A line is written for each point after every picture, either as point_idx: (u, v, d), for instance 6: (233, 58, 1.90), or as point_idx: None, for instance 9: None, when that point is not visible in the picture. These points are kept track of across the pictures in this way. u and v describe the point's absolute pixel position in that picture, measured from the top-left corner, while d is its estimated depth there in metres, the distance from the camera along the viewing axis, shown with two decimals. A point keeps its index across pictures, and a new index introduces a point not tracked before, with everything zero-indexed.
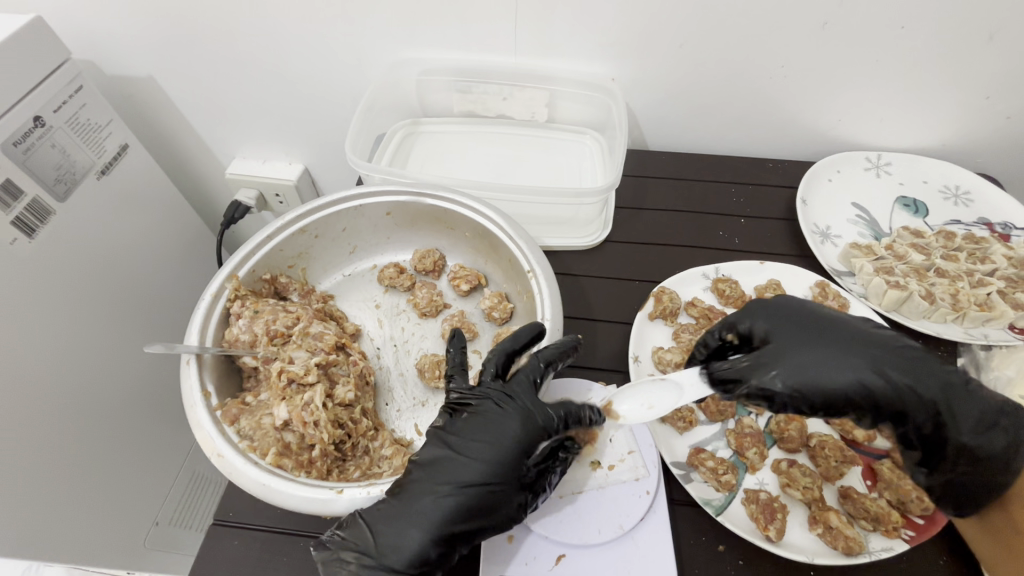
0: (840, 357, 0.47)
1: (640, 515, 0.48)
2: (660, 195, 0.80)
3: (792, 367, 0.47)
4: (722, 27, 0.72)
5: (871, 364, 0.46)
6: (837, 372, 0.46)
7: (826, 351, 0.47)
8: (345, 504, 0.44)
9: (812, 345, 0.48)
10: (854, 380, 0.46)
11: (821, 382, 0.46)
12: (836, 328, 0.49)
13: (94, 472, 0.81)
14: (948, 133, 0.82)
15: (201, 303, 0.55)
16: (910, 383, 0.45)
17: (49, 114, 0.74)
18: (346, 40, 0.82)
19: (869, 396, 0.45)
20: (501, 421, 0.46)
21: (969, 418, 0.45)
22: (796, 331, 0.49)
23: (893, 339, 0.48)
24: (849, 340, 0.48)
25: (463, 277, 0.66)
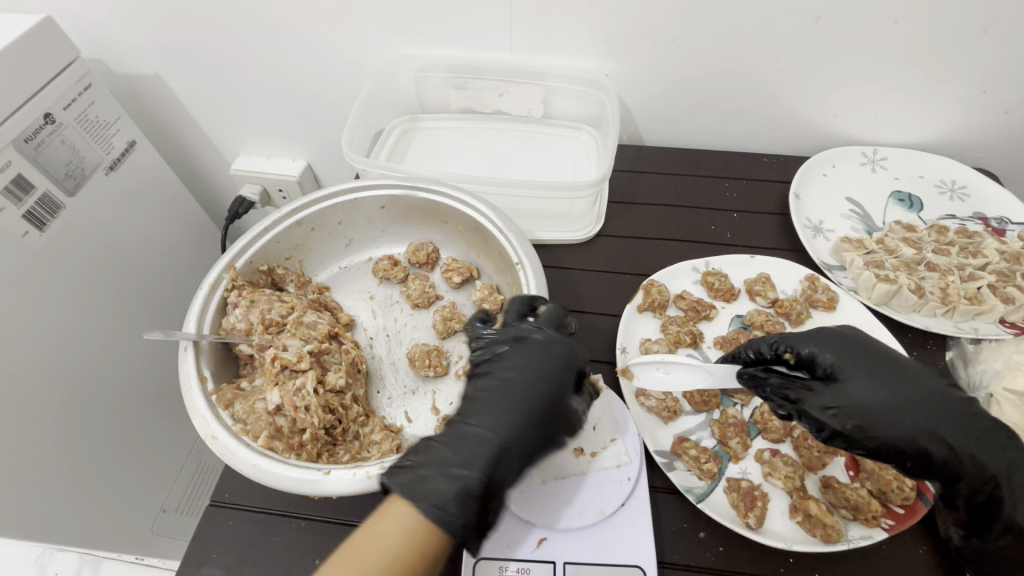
0: (902, 404, 0.47)
1: (621, 501, 0.49)
2: (653, 190, 0.81)
3: (853, 408, 0.47)
4: (715, 22, 0.73)
5: (933, 418, 0.47)
6: (893, 416, 0.47)
7: (893, 398, 0.48)
8: (331, 485, 0.45)
9: (877, 389, 0.48)
10: (913, 431, 0.47)
11: (880, 429, 0.47)
12: (905, 373, 0.49)
13: (103, 458, 0.84)
14: (945, 126, 0.81)
15: (199, 294, 0.57)
16: (975, 452, 0.47)
17: (59, 112, 0.77)
18: (345, 37, 0.84)
19: (925, 446, 0.47)
20: (523, 364, 0.49)
21: None
22: (867, 372, 0.49)
23: (962, 404, 0.48)
24: (913, 387, 0.48)
25: (455, 269, 0.67)
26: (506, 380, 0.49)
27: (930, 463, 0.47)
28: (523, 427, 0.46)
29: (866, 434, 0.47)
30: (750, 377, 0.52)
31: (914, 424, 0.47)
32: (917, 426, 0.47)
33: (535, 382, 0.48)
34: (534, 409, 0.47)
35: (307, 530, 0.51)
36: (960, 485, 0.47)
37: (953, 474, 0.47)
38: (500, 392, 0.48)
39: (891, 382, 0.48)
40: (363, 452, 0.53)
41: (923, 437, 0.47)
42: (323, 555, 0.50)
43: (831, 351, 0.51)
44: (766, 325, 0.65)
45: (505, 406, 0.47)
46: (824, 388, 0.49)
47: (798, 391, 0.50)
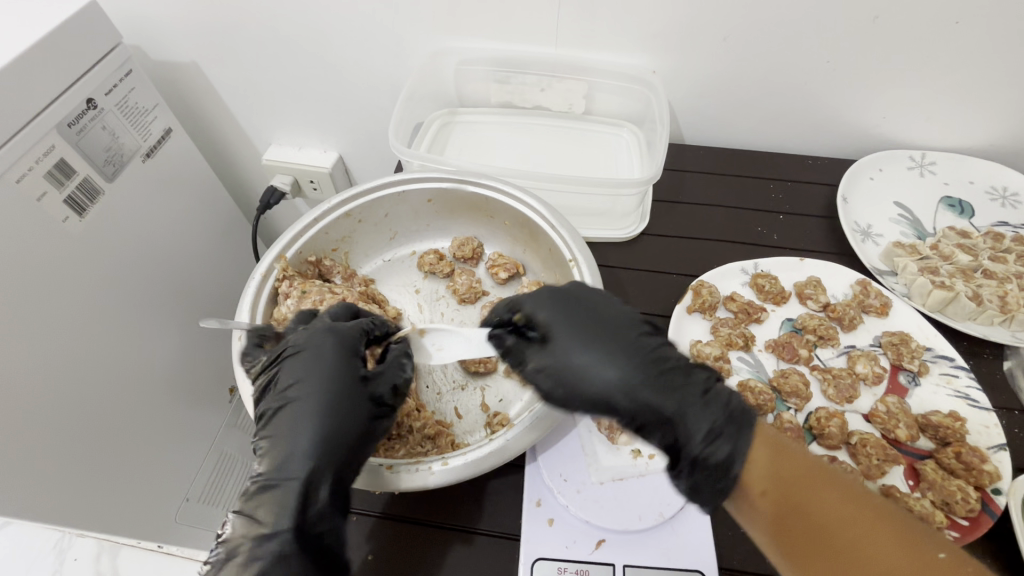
0: (628, 378, 0.45)
1: (681, 504, 0.48)
2: (698, 190, 0.80)
3: (552, 370, 0.46)
4: (768, 19, 0.71)
5: (710, 409, 0.43)
6: (653, 399, 0.44)
7: (619, 372, 0.45)
8: (393, 480, 0.45)
9: (579, 357, 0.46)
10: (674, 412, 0.44)
11: (627, 400, 0.44)
12: (629, 347, 0.46)
13: (132, 445, 0.83)
14: (997, 132, 0.80)
15: (251, 283, 0.56)
16: (632, 396, 0.44)
17: (101, 97, 0.77)
18: (387, 29, 0.83)
19: (686, 436, 0.43)
20: (301, 366, 0.47)
21: (700, 433, 0.42)
22: (569, 330, 0.47)
23: (646, 346, 0.46)
24: (630, 362, 0.45)
25: (501, 265, 0.67)
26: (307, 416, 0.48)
27: (699, 465, 0.42)
28: (341, 417, 0.45)
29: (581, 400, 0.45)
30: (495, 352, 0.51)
31: (681, 405, 0.44)
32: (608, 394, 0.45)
33: (336, 373, 0.47)
34: (346, 402, 0.46)
35: (357, 525, 0.49)
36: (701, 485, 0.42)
37: (721, 474, 0.41)
38: (304, 381, 0.46)
39: (625, 357, 0.45)
40: (416, 446, 0.52)
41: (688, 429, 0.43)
42: (375, 550, 0.47)
43: (549, 313, 0.48)
44: (818, 329, 0.63)
45: (301, 402, 0.45)
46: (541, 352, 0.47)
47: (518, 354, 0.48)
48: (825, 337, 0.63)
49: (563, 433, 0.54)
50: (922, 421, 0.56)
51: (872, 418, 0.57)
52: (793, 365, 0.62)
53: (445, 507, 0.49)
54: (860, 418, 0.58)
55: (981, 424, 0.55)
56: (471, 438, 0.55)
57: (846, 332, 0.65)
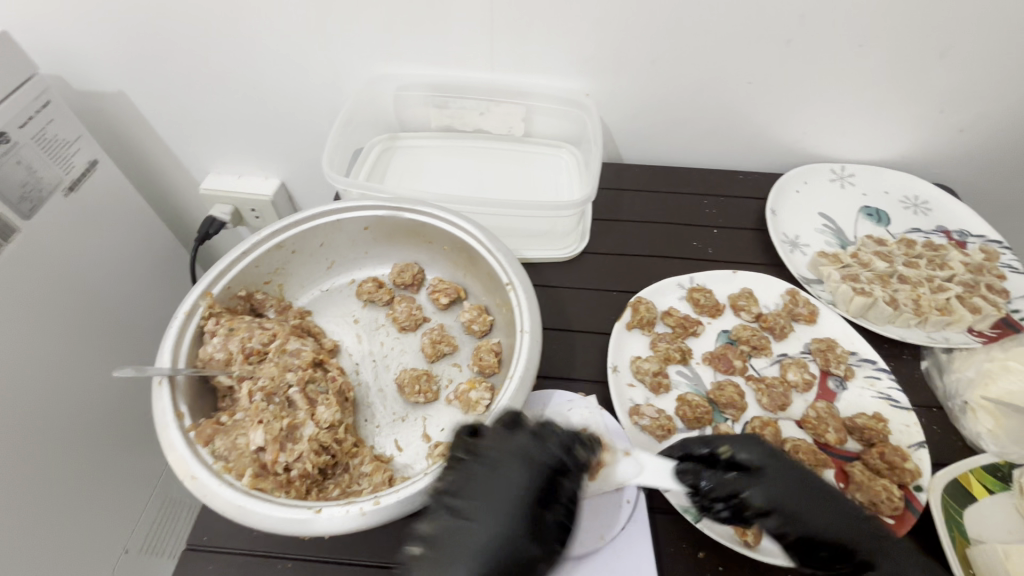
0: (790, 513, 0.44)
1: (620, 525, 0.50)
2: (635, 207, 0.82)
3: (762, 501, 0.45)
4: (692, 43, 0.75)
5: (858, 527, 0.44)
6: (801, 519, 0.44)
7: (806, 502, 0.44)
8: (324, 523, 0.43)
9: (780, 497, 0.44)
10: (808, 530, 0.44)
11: (795, 526, 0.44)
12: (823, 493, 0.45)
13: (66, 498, 0.78)
14: (906, 145, 0.86)
15: (174, 323, 0.54)
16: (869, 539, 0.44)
17: (15, 130, 0.72)
18: (322, 56, 0.82)
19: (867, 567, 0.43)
20: (498, 480, 0.42)
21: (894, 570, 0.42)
22: (790, 484, 0.45)
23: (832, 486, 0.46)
24: (829, 506, 0.45)
25: (442, 290, 0.66)
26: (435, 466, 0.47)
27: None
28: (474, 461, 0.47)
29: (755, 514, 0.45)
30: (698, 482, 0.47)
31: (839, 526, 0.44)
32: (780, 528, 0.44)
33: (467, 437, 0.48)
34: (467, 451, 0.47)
35: (294, 569, 0.48)
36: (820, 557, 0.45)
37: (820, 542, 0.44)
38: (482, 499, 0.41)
39: (812, 505, 0.44)
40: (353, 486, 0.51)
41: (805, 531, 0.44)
42: None
43: (773, 469, 0.46)
44: (751, 339, 0.65)
45: (482, 519, 0.40)
46: (754, 485, 0.45)
47: (728, 482, 0.46)
48: (758, 348, 0.65)
49: None
50: (849, 424, 0.58)
51: (804, 423, 0.59)
52: (729, 376, 0.63)
53: (385, 544, 0.49)
54: (793, 425, 0.60)
55: (902, 423, 0.58)
56: (411, 472, 0.54)
57: (778, 341, 0.67)
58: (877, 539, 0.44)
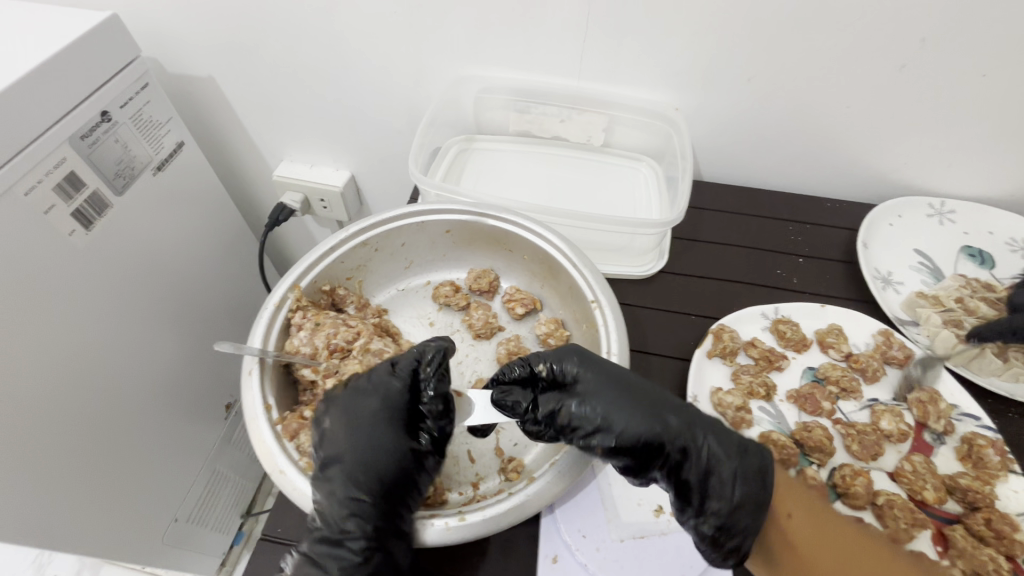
0: (672, 432, 0.45)
1: (704, 568, 0.46)
2: (716, 229, 0.79)
3: (596, 421, 0.46)
4: (795, 64, 0.71)
5: (728, 444, 0.46)
6: (721, 458, 0.45)
7: (647, 421, 0.45)
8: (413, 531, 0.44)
9: (614, 411, 0.46)
10: (712, 457, 0.45)
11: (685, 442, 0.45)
12: (659, 406, 0.47)
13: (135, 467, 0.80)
14: (1019, 183, 0.79)
15: (264, 313, 0.55)
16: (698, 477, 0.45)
17: (116, 110, 0.75)
18: (408, 53, 0.82)
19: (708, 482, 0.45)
20: (345, 438, 0.47)
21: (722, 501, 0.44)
22: (602, 384, 0.47)
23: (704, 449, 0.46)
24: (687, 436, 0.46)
25: (519, 300, 0.65)
26: (341, 447, 0.46)
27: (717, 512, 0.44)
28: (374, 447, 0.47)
29: (617, 454, 0.45)
30: (503, 406, 0.50)
31: (712, 447, 0.46)
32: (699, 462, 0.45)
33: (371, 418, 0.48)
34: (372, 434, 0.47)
35: None
36: (734, 523, 0.44)
37: (748, 507, 0.44)
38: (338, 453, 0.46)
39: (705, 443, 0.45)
40: None
41: (760, 499, 0.44)
42: None
43: (583, 367, 0.49)
44: (841, 381, 0.62)
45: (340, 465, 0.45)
46: (575, 400, 0.47)
47: (541, 404, 0.48)
48: (848, 390, 0.62)
49: (583, 485, 0.51)
50: (949, 482, 0.54)
51: (898, 477, 0.55)
52: (814, 418, 0.61)
53: (455, 559, 0.47)
54: (885, 476, 0.56)
55: (1011, 488, 0.54)
56: (485, 486, 0.53)
57: (868, 384, 0.63)
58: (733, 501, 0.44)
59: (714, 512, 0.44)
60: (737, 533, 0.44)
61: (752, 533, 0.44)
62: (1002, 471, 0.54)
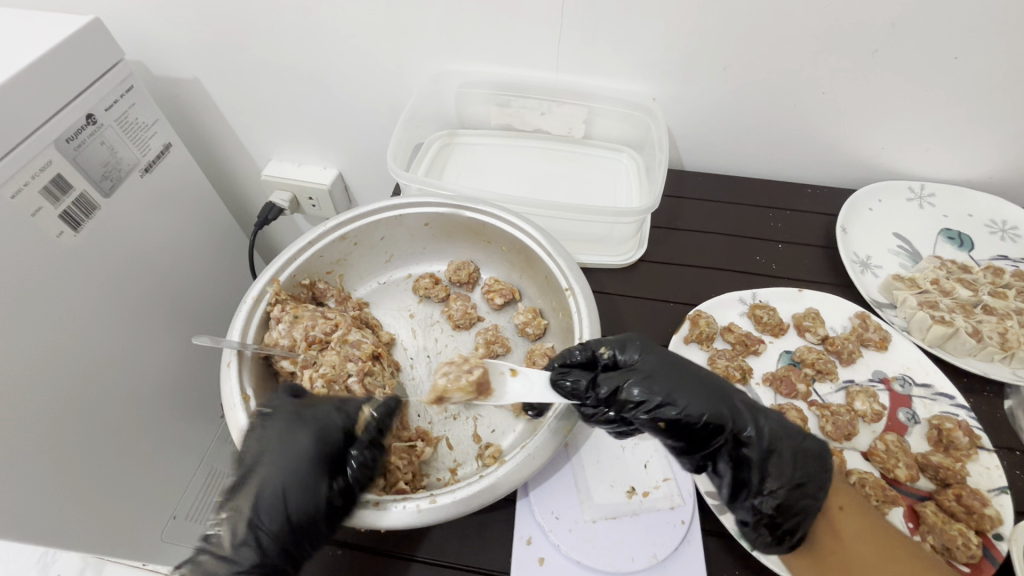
0: (735, 411, 0.45)
1: (674, 546, 0.48)
2: (696, 217, 0.80)
3: (665, 399, 0.44)
4: (770, 50, 0.72)
5: (787, 428, 0.47)
6: (782, 440, 0.46)
7: (716, 401, 0.45)
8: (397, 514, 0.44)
9: (679, 388, 0.45)
10: (775, 441, 0.46)
11: (751, 426, 0.45)
12: (724, 389, 0.47)
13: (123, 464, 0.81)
14: (996, 165, 0.80)
15: (243, 307, 0.56)
16: (768, 458, 0.45)
17: (101, 112, 0.76)
18: (387, 49, 0.83)
19: (777, 467, 0.45)
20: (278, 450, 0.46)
21: (788, 481, 0.44)
22: (667, 367, 0.47)
23: (778, 430, 0.46)
24: (752, 418, 0.46)
25: (497, 291, 0.66)
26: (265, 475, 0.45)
27: (781, 496, 0.44)
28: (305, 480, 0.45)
29: (679, 430, 0.44)
30: (560, 386, 0.48)
31: (771, 430, 0.46)
32: (762, 443, 0.45)
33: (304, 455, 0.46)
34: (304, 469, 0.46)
35: (343, 559, 0.48)
36: (792, 505, 0.44)
37: (812, 489, 0.45)
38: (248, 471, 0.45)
39: (774, 426, 0.46)
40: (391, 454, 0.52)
41: (820, 481, 0.45)
42: None
43: (644, 352, 0.48)
44: (817, 363, 0.63)
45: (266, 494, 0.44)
46: (640, 376, 0.46)
47: (602, 381, 0.46)
48: (824, 372, 0.63)
49: (558, 467, 0.53)
50: (922, 460, 0.55)
51: (871, 456, 0.56)
52: (790, 400, 0.61)
53: (436, 542, 0.48)
54: (858, 456, 0.57)
55: (982, 465, 0.54)
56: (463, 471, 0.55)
57: (844, 366, 0.64)
58: (802, 484, 0.45)
59: (774, 493, 0.44)
60: (796, 513, 0.44)
61: (811, 515, 0.44)
62: (972, 451, 0.54)
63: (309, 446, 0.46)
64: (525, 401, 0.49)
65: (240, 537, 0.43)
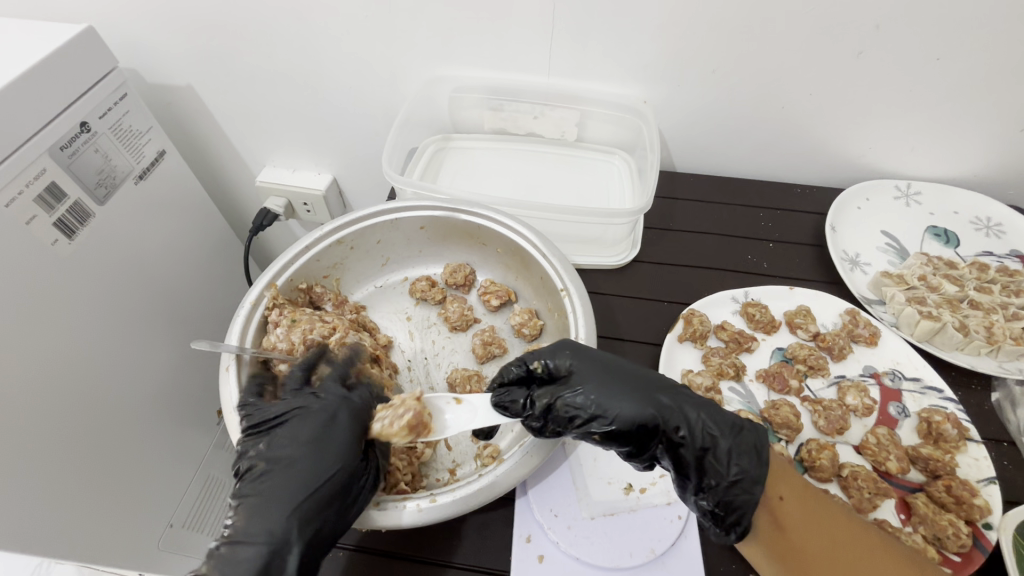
0: (664, 413, 0.46)
1: (671, 541, 0.48)
2: (688, 217, 0.81)
3: (594, 409, 0.46)
4: (757, 53, 0.73)
5: (721, 423, 0.46)
6: (717, 437, 0.45)
7: (642, 403, 0.46)
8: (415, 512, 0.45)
9: (607, 397, 0.46)
10: (707, 439, 0.45)
11: (681, 425, 0.45)
12: (651, 389, 0.47)
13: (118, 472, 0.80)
14: (980, 163, 0.81)
15: (241, 311, 0.56)
16: (706, 454, 0.45)
17: (95, 120, 0.76)
18: (380, 55, 0.84)
19: (716, 464, 0.45)
20: (302, 431, 0.46)
21: (725, 477, 0.44)
22: (597, 372, 0.48)
23: (715, 424, 0.46)
24: (685, 416, 0.46)
25: (493, 293, 0.67)
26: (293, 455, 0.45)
27: (726, 490, 0.44)
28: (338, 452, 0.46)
29: (613, 439, 0.46)
30: (501, 405, 0.49)
31: (705, 426, 0.46)
32: (697, 440, 0.45)
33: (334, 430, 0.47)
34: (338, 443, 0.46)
35: (344, 560, 0.48)
36: (731, 501, 0.44)
37: (746, 484, 0.44)
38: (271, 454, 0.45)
39: (711, 421, 0.46)
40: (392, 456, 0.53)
41: (754, 474, 0.44)
42: None
43: (574, 359, 0.49)
44: (809, 359, 0.64)
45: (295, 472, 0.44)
46: (570, 388, 0.47)
47: (536, 397, 0.48)
48: (815, 368, 0.64)
49: (555, 465, 0.53)
50: (913, 453, 0.56)
51: (863, 450, 0.57)
52: (783, 396, 0.62)
53: (436, 542, 0.49)
54: (851, 450, 0.58)
55: (972, 456, 0.55)
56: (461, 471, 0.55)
57: (836, 362, 0.65)
58: (741, 480, 0.44)
59: (712, 489, 0.45)
60: (735, 508, 0.44)
61: (750, 509, 0.44)
62: (960, 443, 0.56)
63: (337, 428, 0.47)
64: (470, 428, 0.49)
65: (271, 519, 0.42)
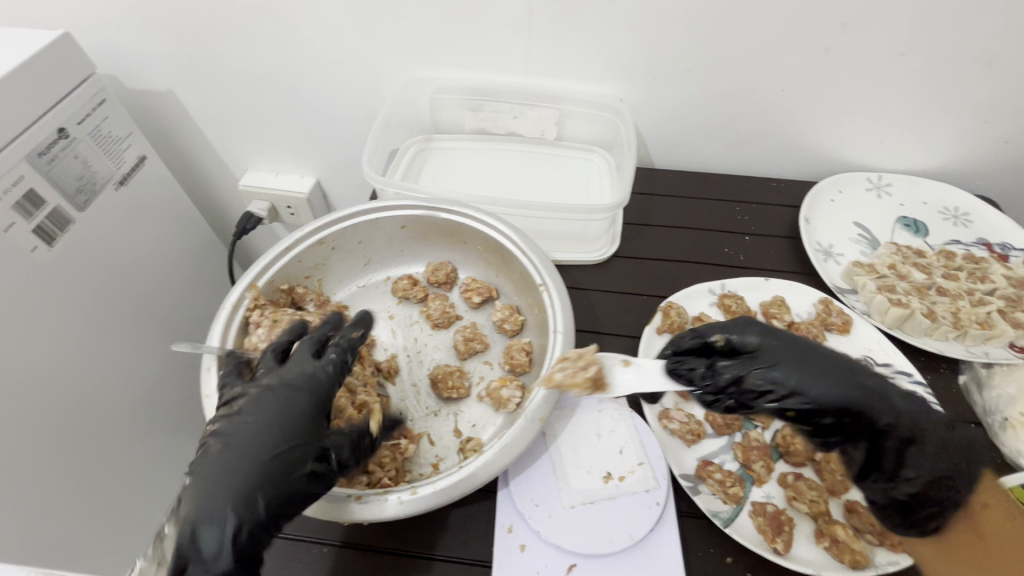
0: (871, 398, 0.50)
1: (649, 526, 0.49)
2: (666, 212, 0.82)
3: (788, 389, 0.50)
4: (729, 51, 0.75)
5: (919, 412, 0.51)
6: (917, 426, 0.50)
7: (836, 387, 0.50)
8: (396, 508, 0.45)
9: (812, 379, 0.50)
10: (906, 425, 0.50)
11: (864, 408, 0.50)
12: (850, 373, 0.51)
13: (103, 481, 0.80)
14: (947, 155, 0.84)
15: (222, 313, 0.57)
16: (883, 437, 0.50)
17: (73, 126, 0.76)
18: (360, 57, 0.85)
19: (905, 448, 0.50)
20: (269, 400, 0.47)
21: (924, 467, 0.50)
22: (789, 355, 0.51)
23: (905, 410, 0.51)
24: (872, 401, 0.50)
25: (474, 290, 0.68)
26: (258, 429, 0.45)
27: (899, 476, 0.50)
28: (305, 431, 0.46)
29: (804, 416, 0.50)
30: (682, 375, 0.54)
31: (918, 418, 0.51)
32: (882, 424, 0.50)
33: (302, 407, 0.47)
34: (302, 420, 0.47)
35: (327, 556, 0.49)
36: (907, 489, 0.50)
37: (931, 472, 0.49)
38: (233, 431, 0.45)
39: (902, 409, 0.50)
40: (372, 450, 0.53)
41: (933, 462, 0.50)
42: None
43: (765, 339, 0.53)
44: None
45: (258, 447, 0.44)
46: (764, 367, 0.51)
47: (725, 370, 0.52)
48: None
49: (535, 456, 0.54)
50: None
51: None
52: None
53: (418, 534, 0.50)
54: None
55: None
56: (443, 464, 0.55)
57: None
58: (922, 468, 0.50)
59: (915, 476, 0.50)
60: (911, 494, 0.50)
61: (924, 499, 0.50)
62: None
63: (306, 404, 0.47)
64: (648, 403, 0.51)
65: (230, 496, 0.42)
